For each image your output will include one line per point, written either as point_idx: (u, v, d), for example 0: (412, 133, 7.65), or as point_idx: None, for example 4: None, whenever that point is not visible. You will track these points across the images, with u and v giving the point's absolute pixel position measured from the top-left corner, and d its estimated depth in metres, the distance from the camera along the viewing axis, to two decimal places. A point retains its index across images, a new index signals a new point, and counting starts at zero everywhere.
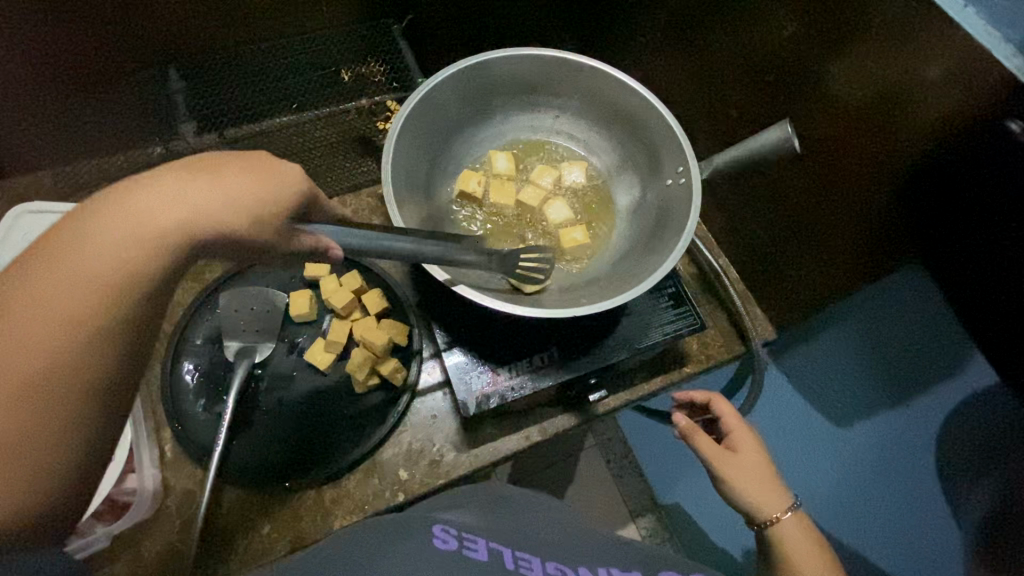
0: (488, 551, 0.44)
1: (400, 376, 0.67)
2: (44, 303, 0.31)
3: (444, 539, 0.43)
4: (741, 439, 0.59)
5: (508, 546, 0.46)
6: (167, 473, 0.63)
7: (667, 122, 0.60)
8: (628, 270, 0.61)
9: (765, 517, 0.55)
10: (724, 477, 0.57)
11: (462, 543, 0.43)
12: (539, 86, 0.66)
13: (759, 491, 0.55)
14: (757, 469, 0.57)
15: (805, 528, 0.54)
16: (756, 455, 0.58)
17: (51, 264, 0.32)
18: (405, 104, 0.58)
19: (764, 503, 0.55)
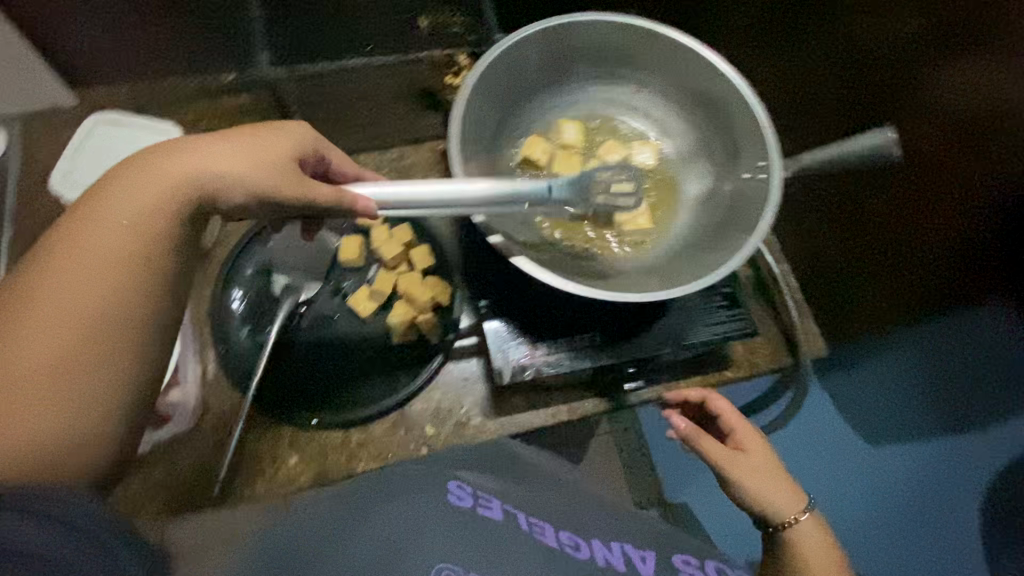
0: (502, 512, 0.46)
1: (437, 335, 0.67)
2: (46, 301, 0.35)
3: (460, 496, 0.46)
4: (746, 438, 0.58)
5: (522, 511, 0.47)
6: (208, 393, 0.65)
7: (754, 113, 0.56)
8: (685, 262, 0.59)
9: (782, 518, 0.53)
10: (735, 478, 0.55)
11: (479, 502, 0.46)
12: (622, 56, 0.62)
13: (772, 491, 0.53)
14: (768, 467, 0.55)
15: (822, 530, 0.52)
16: (763, 452, 0.57)
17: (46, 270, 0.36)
18: (482, 58, 0.56)
19: (780, 505, 0.53)
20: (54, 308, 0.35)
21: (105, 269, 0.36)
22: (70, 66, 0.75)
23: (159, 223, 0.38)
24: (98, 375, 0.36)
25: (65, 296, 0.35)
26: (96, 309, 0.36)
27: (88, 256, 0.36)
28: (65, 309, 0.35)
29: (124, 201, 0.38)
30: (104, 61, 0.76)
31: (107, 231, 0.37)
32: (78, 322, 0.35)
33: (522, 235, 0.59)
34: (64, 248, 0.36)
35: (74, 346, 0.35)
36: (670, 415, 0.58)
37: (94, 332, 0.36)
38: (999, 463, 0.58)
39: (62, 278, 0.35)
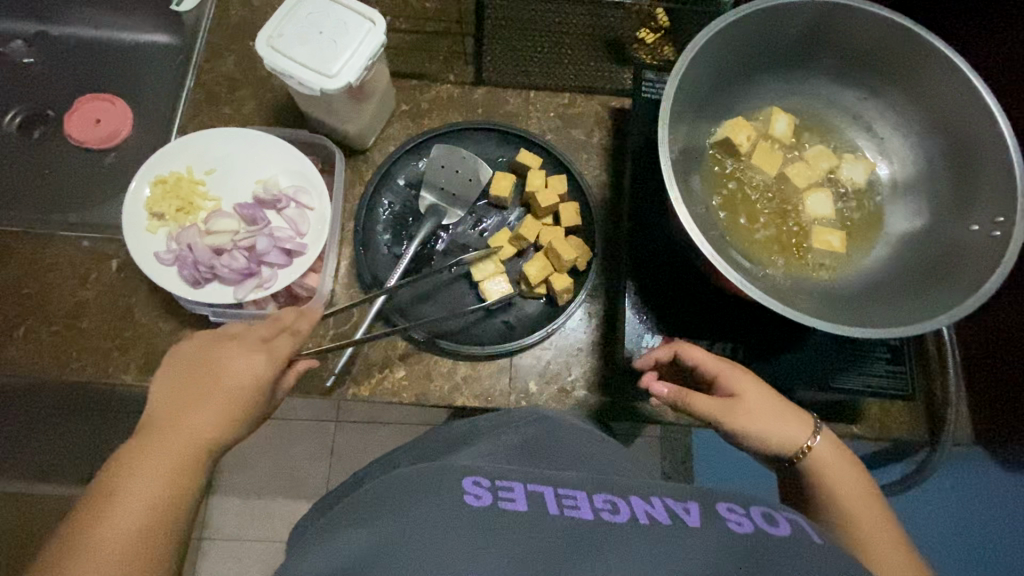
0: (528, 499, 0.34)
1: (567, 297, 0.65)
2: (175, 435, 0.41)
3: (475, 494, 0.33)
4: (733, 378, 0.51)
5: (550, 486, 0.35)
6: (337, 286, 0.66)
7: (1007, 159, 0.49)
8: (875, 301, 0.52)
9: (795, 451, 0.49)
10: (736, 428, 0.49)
11: (499, 496, 0.33)
12: (869, 56, 0.55)
13: (774, 428, 0.49)
14: (764, 404, 0.50)
15: (837, 450, 0.50)
16: (753, 388, 0.50)
17: (164, 428, 0.41)
18: (724, 17, 0.51)
19: (790, 438, 0.49)
20: (169, 449, 0.40)
21: (208, 416, 0.42)
22: None
23: (261, 370, 0.45)
24: (192, 477, 0.40)
25: (192, 441, 0.41)
26: (198, 442, 0.41)
27: (210, 385, 0.44)
28: (186, 449, 0.41)
29: (239, 350, 0.46)
30: None
31: (239, 368, 0.45)
32: (192, 448, 0.41)
33: (701, 219, 0.53)
34: (214, 372, 0.44)
35: (187, 467, 0.40)
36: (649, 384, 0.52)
37: (216, 437, 0.43)
38: None
39: (146, 458, 0.39)
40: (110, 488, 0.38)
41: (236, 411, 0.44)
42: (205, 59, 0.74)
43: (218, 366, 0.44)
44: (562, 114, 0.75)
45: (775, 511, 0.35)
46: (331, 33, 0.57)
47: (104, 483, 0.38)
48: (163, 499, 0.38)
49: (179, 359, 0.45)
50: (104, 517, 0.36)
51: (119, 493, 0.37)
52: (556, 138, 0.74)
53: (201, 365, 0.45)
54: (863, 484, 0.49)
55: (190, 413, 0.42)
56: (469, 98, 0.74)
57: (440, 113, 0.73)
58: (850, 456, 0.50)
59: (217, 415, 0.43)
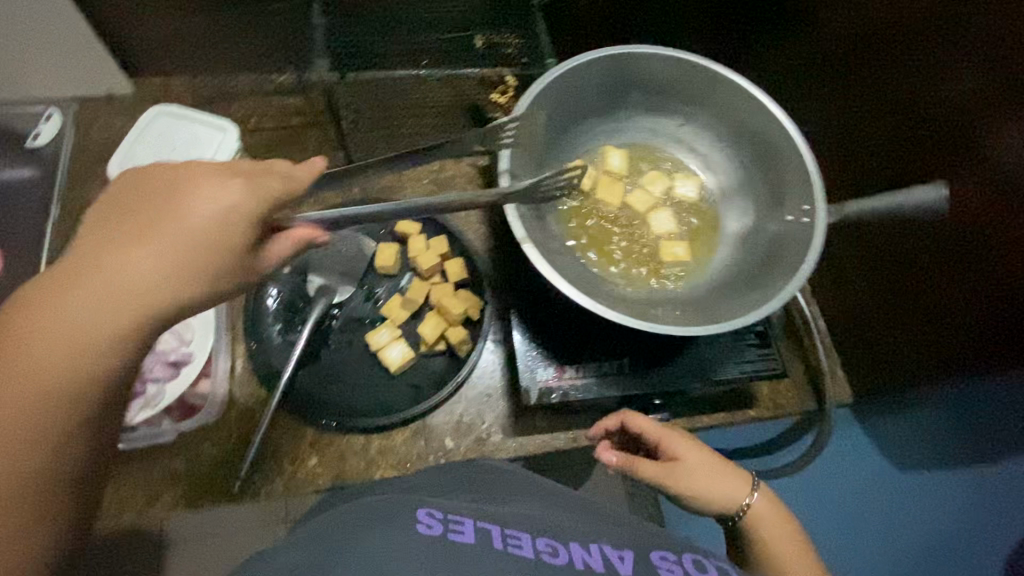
0: (476, 535, 0.32)
1: (466, 348, 0.68)
2: (95, 286, 0.31)
3: (427, 523, 0.31)
4: (674, 442, 0.53)
5: (498, 525, 0.34)
6: (235, 387, 0.65)
7: (803, 156, 0.57)
8: (721, 298, 0.58)
9: (735, 510, 0.50)
10: (680, 491, 0.50)
11: (449, 528, 0.32)
12: (671, 90, 0.64)
13: (716, 487, 0.50)
14: (706, 467, 0.51)
15: (775, 504, 0.50)
16: (694, 451, 0.52)
17: (146, 236, 0.33)
18: (538, 80, 0.58)
19: (727, 497, 0.50)
20: (78, 342, 0.30)
21: (126, 293, 0.31)
22: (130, 56, 0.77)
23: (239, 204, 0.34)
24: (69, 452, 0.31)
25: (88, 318, 0.30)
26: (48, 378, 0.30)
27: (162, 196, 0.34)
28: (73, 335, 0.30)
29: (213, 180, 0.34)
30: (163, 53, 0.78)
31: (188, 220, 0.33)
32: (66, 375, 0.30)
33: (559, 255, 0.59)
34: (162, 209, 0.33)
35: (40, 409, 0.30)
36: (601, 452, 0.52)
37: (152, 316, 0.32)
38: None
39: (86, 290, 0.31)
40: (5, 330, 0.30)
41: (171, 281, 0.32)
42: (71, 188, 0.75)
43: (178, 194, 0.34)
44: (435, 179, 0.80)
45: (704, 558, 0.37)
46: (185, 149, 0.60)
47: (36, 298, 0.31)
48: (56, 395, 0.30)
49: (122, 183, 0.35)
50: (27, 356, 0.30)
51: (70, 297, 0.31)
52: (433, 201, 0.79)
53: (141, 205, 0.34)
54: (799, 537, 0.49)
55: (108, 264, 0.31)
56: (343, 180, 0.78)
57: (317, 199, 0.76)
58: (788, 515, 0.50)
59: (165, 274, 0.32)
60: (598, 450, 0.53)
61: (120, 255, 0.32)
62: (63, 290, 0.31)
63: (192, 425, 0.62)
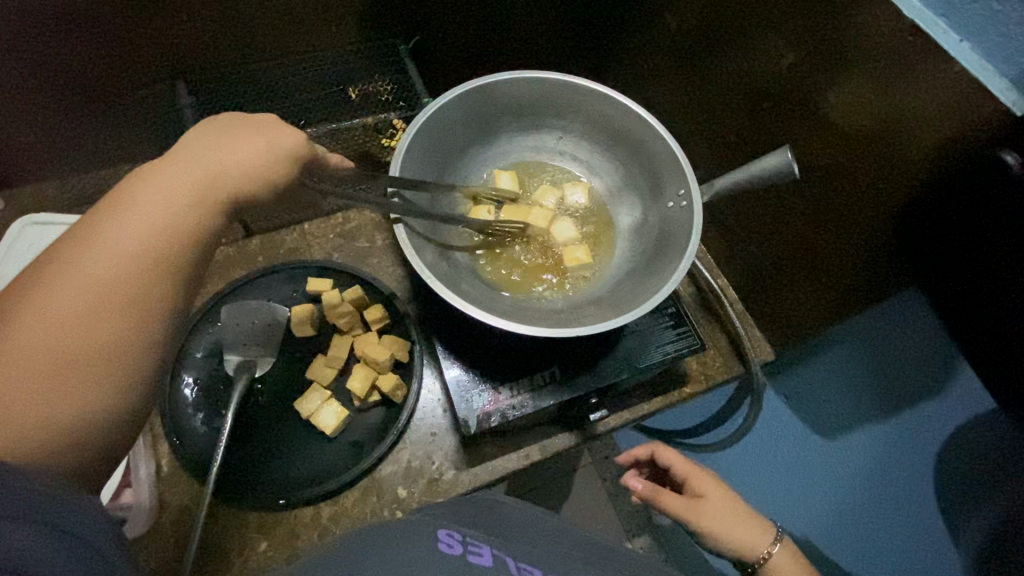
0: (493, 558, 0.44)
1: (400, 393, 0.67)
2: (140, 204, 0.41)
3: (449, 545, 0.44)
4: (700, 483, 0.64)
5: (512, 555, 0.46)
6: (163, 488, 0.61)
7: (669, 146, 0.61)
8: (627, 290, 0.61)
9: (757, 556, 0.60)
10: (703, 526, 0.60)
11: (468, 550, 0.44)
12: (542, 108, 0.67)
13: (739, 528, 0.60)
14: (727, 507, 0.62)
15: (791, 553, 0.61)
16: (719, 492, 0.63)
17: (186, 152, 0.45)
18: (413, 122, 0.60)
19: (751, 545, 0.60)
20: (152, 222, 0.40)
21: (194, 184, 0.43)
22: None
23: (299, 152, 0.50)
24: (159, 297, 0.39)
25: (162, 208, 0.41)
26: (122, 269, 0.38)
27: (244, 129, 0.48)
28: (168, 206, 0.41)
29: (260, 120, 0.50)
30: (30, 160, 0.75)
31: (250, 137, 0.48)
32: (161, 237, 0.40)
33: (469, 284, 0.61)
34: (251, 147, 0.47)
35: (147, 266, 0.39)
36: (630, 479, 0.61)
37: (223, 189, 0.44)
38: (937, 442, 0.62)
39: (173, 167, 0.43)
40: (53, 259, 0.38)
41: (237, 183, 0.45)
42: None
43: (259, 138, 0.48)
44: (341, 232, 0.80)
45: None
46: None
47: (113, 197, 0.41)
48: (150, 260, 0.39)
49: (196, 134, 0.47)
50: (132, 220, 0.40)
51: (141, 189, 0.41)
52: (342, 254, 0.78)
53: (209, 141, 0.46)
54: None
55: (197, 149, 0.45)
56: (246, 251, 0.77)
57: (221, 275, 0.75)
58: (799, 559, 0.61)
59: (228, 157, 0.46)
60: (630, 479, 0.62)
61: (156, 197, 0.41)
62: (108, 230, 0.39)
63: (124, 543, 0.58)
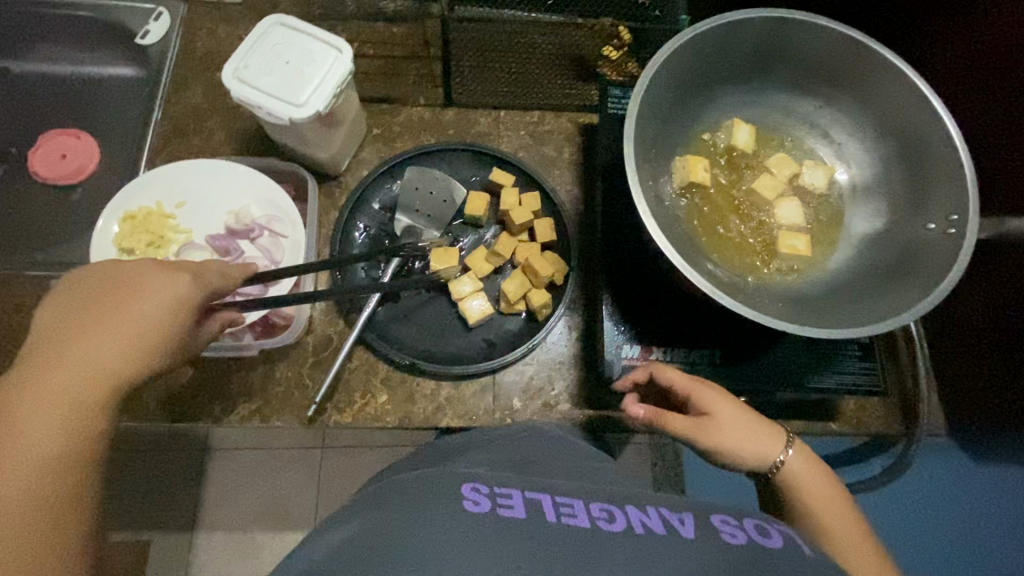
0: (526, 508, 0.33)
1: (545, 312, 0.65)
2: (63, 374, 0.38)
3: (474, 501, 0.32)
4: (706, 398, 0.51)
5: (547, 493, 0.34)
6: (316, 313, 0.65)
7: (961, 162, 0.51)
8: (838, 302, 0.54)
9: (768, 465, 0.50)
10: (713, 448, 0.49)
11: (497, 503, 0.32)
12: (820, 67, 0.58)
13: (748, 445, 0.49)
14: (736, 423, 0.50)
15: (809, 462, 0.50)
16: (725, 409, 0.50)
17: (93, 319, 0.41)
18: (680, 35, 0.53)
19: (760, 452, 0.49)
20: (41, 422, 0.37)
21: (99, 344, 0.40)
22: None
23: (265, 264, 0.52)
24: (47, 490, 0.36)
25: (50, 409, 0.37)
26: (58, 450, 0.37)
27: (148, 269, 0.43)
28: (62, 398, 0.38)
29: (164, 278, 0.43)
30: None
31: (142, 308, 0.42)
32: (88, 387, 0.39)
33: (672, 230, 0.55)
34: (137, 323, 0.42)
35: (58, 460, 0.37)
36: (629, 408, 0.52)
37: (118, 380, 0.40)
38: None
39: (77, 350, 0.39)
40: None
41: (124, 358, 0.40)
42: (174, 89, 0.74)
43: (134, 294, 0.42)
44: (532, 132, 0.76)
45: (766, 523, 0.36)
46: (298, 64, 0.59)
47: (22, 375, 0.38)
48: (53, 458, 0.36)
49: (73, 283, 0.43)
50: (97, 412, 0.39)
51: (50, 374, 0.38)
52: (527, 155, 0.75)
53: (110, 291, 0.42)
54: (847, 507, 0.49)
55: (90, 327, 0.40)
56: (439, 120, 0.75)
57: (412, 135, 0.74)
58: (823, 469, 0.50)
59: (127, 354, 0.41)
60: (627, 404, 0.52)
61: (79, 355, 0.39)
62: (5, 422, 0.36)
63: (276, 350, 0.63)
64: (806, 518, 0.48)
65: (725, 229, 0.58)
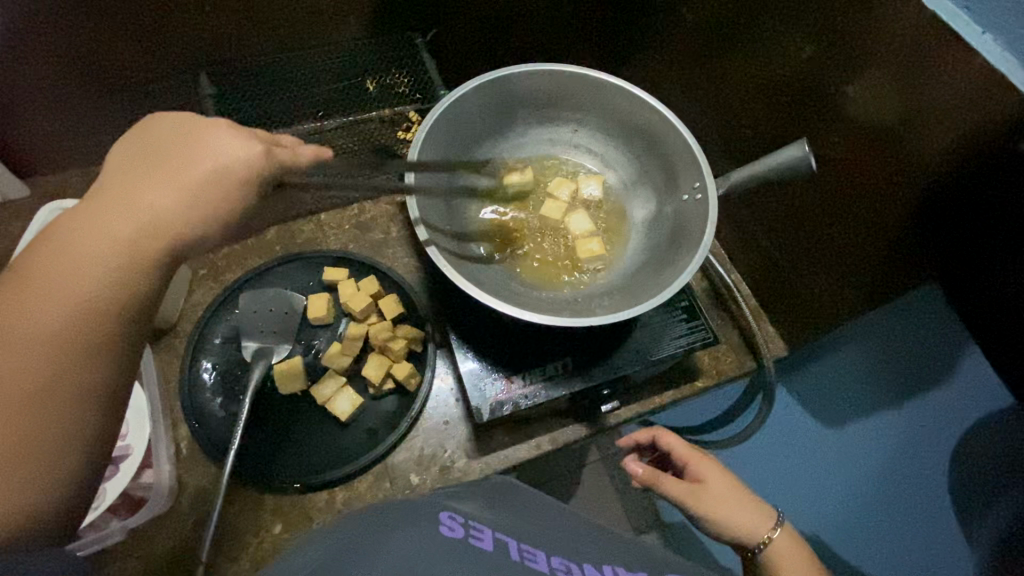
0: (493, 542, 0.42)
1: (414, 382, 0.68)
2: (84, 238, 0.37)
3: (451, 527, 0.42)
4: (701, 469, 0.64)
5: (514, 539, 0.44)
6: (183, 470, 0.63)
7: (686, 142, 0.61)
8: (641, 283, 0.61)
9: (758, 540, 0.60)
10: (706, 511, 0.60)
11: (469, 533, 0.42)
12: (558, 101, 0.67)
13: (738, 515, 0.60)
14: (727, 493, 0.61)
15: (795, 543, 0.61)
16: (722, 480, 0.62)
17: (132, 168, 0.40)
18: (430, 113, 0.60)
19: (751, 526, 0.60)
20: (45, 303, 0.36)
21: (52, 346, 0.36)
22: (21, 155, 0.75)
23: (248, 160, 0.42)
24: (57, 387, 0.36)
25: (53, 302, 0.36)
26: (58, 328, 0.36)
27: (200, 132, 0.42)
28: (22, 356, 0.35)
29: (219, 141, 0.42)
30: (54, 148, 0.76)
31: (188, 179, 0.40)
32: (102, 266, 0.37)
33: (485, 275, 0.61)
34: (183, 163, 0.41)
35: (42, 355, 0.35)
36: (630, 466, 0.63)
37: (72, 330, 0.36)
38: (953, 428, 0.63)
39: (89, 230, 0.38)
40: None
41: (78, 305, 0.36)
42: None
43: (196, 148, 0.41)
44: (356, 223, 0.80)
45: None
46: None
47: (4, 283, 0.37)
48: (45, 336, 0.35)
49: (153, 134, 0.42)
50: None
51: (40, 278, 0.36)
52: (357, 246, 0.79)
53: (162, 151, 0.41)
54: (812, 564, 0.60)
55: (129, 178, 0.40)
56: (264, 241, 0.78)
57: (240, 264, 0.75)
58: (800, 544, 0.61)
59: (178, 182, 0.40)
60: (631, 463, 0.64)
61: (116, 212, 0.39)
62: (59, 256, 0.37)
63: (147, 525, 0.60)
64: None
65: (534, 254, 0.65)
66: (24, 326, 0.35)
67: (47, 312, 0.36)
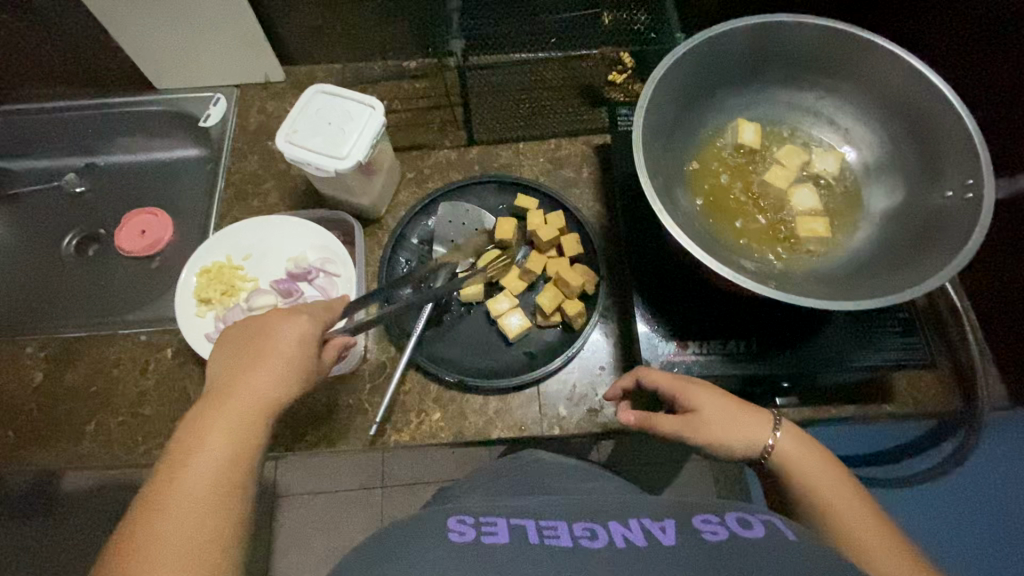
0: (509, 532, 0.39)
1: (581, 321, 0.69)
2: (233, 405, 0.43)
3: (459, 530, 0.39)
4: (689, 392, 0.52)
5: (531, 518, 0.41)
6: (370, 343, 0.71)
7: (968, 129, 0.52)
8: (867, 278, 0.54)
9: (759, 453, 0.49)
10: (707, 442, 0.49)
11: (480, 530, 0.39)
12: (815, 61, 0.61)
13: (736, 432, 0.49)
14: (722, 409, 0.50)
15: (800, 441, 0.50)
16: (712, 398, 0.51)
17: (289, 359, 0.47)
18: (675, 52, 0.57)
19: (753, 437, 0.49)
20: (203, 466, 0.39)
21: (211, 514, 0.38)
22: (287, 45, 0.86)
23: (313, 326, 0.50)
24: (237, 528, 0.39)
25: (214, 463, 0.40)
26: (212, 479, 0.39)
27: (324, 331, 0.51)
28: (203, 501, 0.38)
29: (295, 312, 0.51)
30: (312, 42, 0.86)
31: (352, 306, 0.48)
32: (236, 424, 0.42)
33: (693, 231, 0.58)
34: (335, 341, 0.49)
35: (214, 508, 0.38)
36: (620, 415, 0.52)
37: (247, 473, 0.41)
38: None
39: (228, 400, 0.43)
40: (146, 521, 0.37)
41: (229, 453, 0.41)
42: (231, 162, 0.84)
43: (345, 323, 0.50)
44: (551, 158, 0.80)
45: (747, 514, 0.40)
46: (339, 123, 0.67)
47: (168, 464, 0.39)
48: (213, 485, 0.39)
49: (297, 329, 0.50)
50: (153, 524, 0.37)
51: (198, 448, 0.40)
52: (548, 180, 0.80)
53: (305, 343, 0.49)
54: (861, 499, 0.47)
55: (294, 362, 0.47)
56: (465, 158, 0.81)
57: (441, 175, 0.80)
58: (814, 448, 0.50)
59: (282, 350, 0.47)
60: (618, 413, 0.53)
61: (255, 383, 0.44)
62: (199, 425, 0.41)
63: (336, 381, 0.69)
64: (808, 495, 0.48)
65: (744, 220, 0.61)
66: (187, 484, 0.38)
67: (212, 466, 0.40)
